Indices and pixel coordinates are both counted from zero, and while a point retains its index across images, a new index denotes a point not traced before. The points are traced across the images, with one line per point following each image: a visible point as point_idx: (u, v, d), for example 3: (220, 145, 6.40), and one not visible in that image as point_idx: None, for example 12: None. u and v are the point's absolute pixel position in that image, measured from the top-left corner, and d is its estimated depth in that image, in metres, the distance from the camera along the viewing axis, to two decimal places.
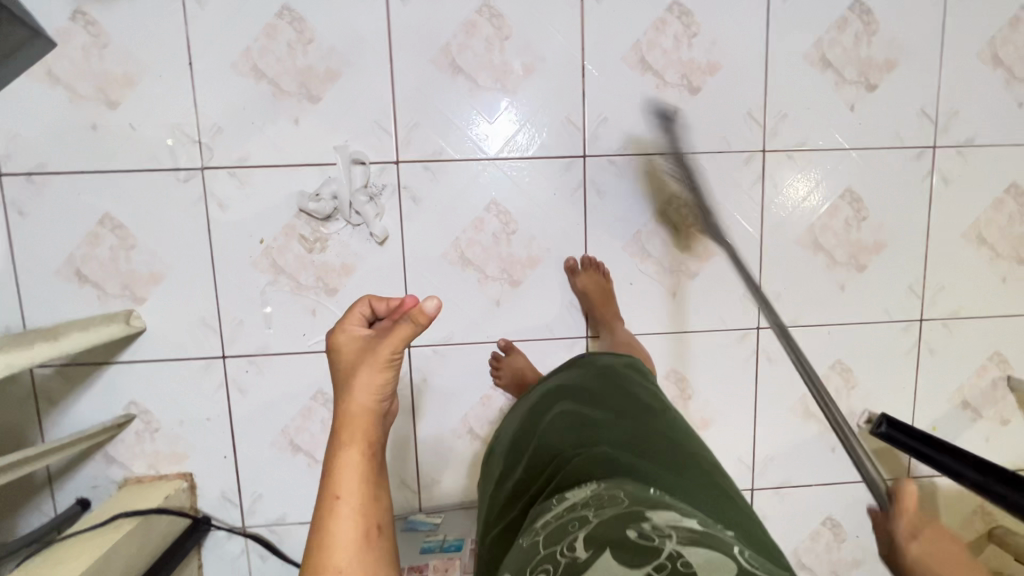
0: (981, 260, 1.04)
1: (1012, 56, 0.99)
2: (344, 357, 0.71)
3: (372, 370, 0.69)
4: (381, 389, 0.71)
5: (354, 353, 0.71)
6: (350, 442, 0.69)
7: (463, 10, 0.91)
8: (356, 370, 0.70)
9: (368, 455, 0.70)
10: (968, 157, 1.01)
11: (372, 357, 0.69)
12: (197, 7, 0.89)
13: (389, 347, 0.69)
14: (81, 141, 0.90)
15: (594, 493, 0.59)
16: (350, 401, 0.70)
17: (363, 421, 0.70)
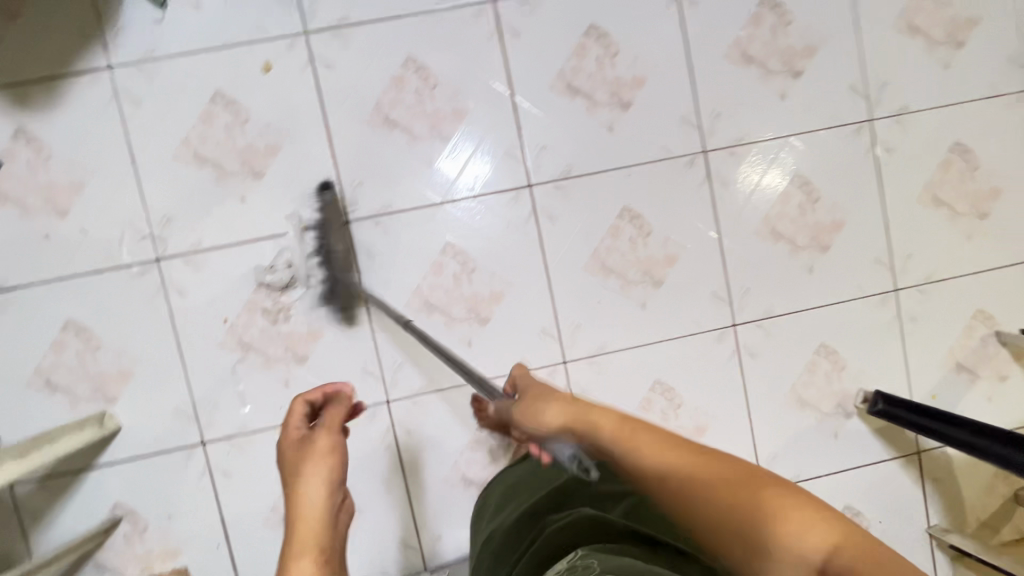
0: (942, 221, 1.04)
1: (927, 22, 1.01)
2: (286, 459, 0.71)
3: (316, 457, 0.69)
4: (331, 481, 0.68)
5: (297, 452, 0.70)
6: (304, 545, 0.60)
7: (389, 68, 0.94)
8: (295, 465, 0.69)
9: (323, 557, 0.59)
10: (906, 124, 1.02)
11: (313, 447, 0.70)
12: (133, 107, 0.91)
13: (325, 434, 0.72)
14: (36, 253, 0.92)
15: (570, 565, 0.64)
16: (296, 501, 0.66)
17: (316, 518, 0.63)
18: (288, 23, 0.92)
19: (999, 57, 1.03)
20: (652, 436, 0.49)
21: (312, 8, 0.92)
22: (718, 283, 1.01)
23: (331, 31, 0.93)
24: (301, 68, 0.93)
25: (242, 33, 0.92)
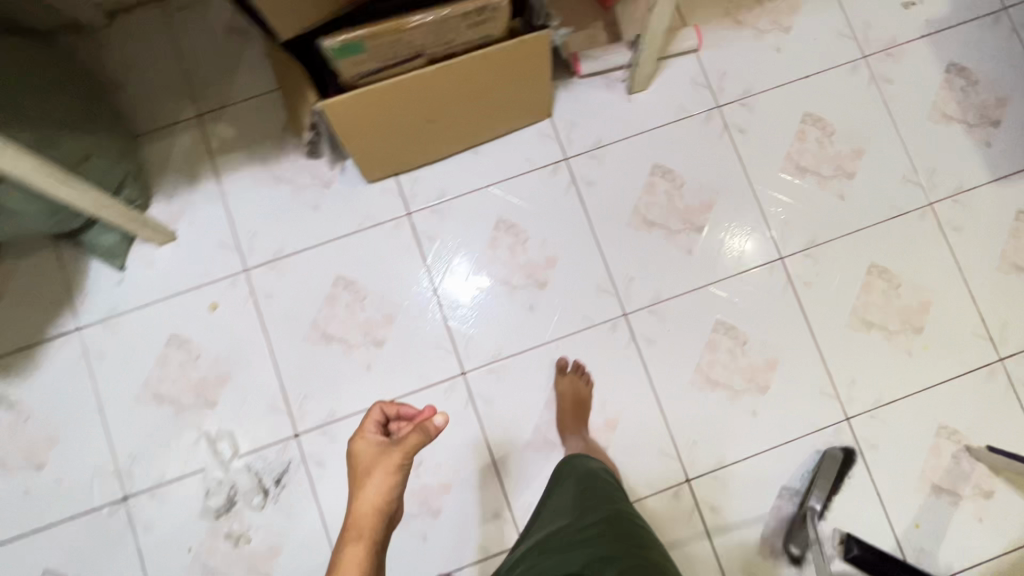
0: (877, 342, 1.04)
1: (813, 161, 1.08)
2: (358, 455, 0.69)
3: (384, 460, 0.66)
4: (393, 490, 0.66)
5: (371, 452, 0.68)
6: (353, 542, 0.61)
7: (320, 289, 1.04)
8: (364, 463, 0.67)
9: (373, 551, 0.61)
10: (817, 257, 1.06)
11: (383, 452, 0.67)
12: (99, 361, 1.02)
13: (401, 445, 0.68)
14: (18, 507, 0.99)
15: None
16: (358, 499, 0.65)
17: (374, 518, 0.63)
18: (230, 264, 1.04)
19: (893, 179, 1.08)
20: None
21: (249, 248, 1.04)
22: (663, 438, 1.02)
23: (267, 265, 1.04)
24: (243, 300, 1.03)
25: (190, 280, 1.04)
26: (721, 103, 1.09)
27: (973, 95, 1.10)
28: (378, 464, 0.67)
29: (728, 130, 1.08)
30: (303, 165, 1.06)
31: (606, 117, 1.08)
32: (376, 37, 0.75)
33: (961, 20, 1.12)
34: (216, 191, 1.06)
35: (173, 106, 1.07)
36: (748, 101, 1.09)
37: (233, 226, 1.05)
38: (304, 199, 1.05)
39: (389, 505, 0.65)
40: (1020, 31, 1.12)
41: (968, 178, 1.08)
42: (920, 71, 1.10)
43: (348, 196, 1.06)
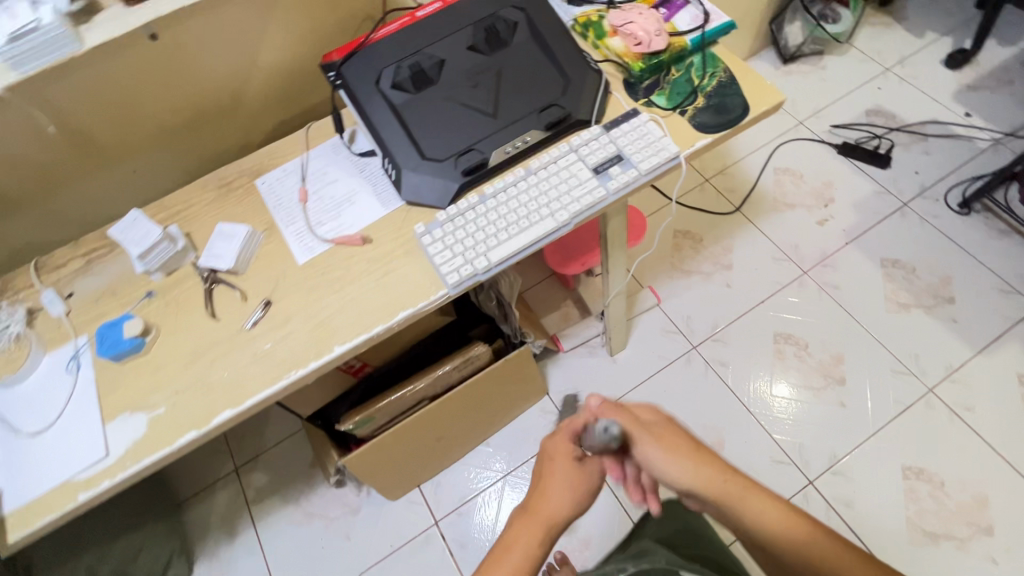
0: (950, 555, 0.96)
1: (800, 375, 1.14)
2: (558, 471, 0.61)
3: (587, 480, 0.61)
4: (576, 506, 0.60)
5: (576, 475, 0.60)
6: (520, 529, 0.58)
7: None
8: (565, 485, 0.60)
9: (542, 543, 0.58)
10: (844, 471, 1.05)
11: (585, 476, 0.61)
12: None
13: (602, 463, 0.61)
14: None
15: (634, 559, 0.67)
16: (542, 493, 0.60)
17: (554, 520, 0.59)
18: None
19: (883, 374, 1.12)
20: (704, 458, 0.57)
21: None
22: None
23: None
24: None
25: None
26: (695, 343, 1.19)
27: (917, 280, 1.21)
28: (569, 472, 0.61)
29: (711, 366, 1.17)
30: (332, 495, 1.13)
31: (597, 383, 1.18)
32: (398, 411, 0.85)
33: (874, 223, 1.29)
34: (254, 541, 1.10)
35: (213, 464, 1.18)
36: (718, 335, 1.20)
37: None
38: (337, 531, 1.09)
39: (562, 514, 0.59)
40: (927, 217, 1.28)
41: (953, 356, 1.12)
42: (859, 272, 1.24)
43: (378, 518, 1.10)
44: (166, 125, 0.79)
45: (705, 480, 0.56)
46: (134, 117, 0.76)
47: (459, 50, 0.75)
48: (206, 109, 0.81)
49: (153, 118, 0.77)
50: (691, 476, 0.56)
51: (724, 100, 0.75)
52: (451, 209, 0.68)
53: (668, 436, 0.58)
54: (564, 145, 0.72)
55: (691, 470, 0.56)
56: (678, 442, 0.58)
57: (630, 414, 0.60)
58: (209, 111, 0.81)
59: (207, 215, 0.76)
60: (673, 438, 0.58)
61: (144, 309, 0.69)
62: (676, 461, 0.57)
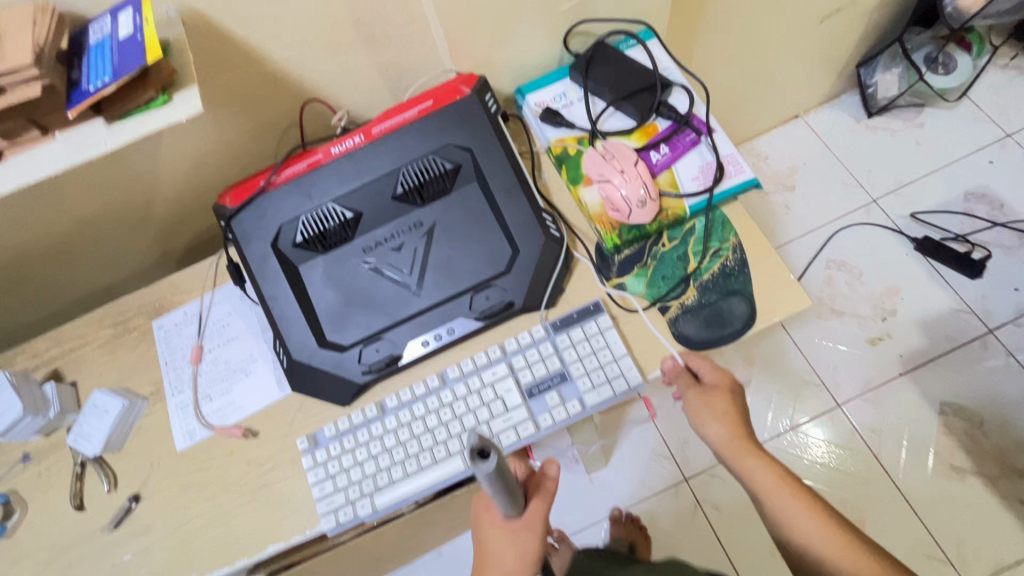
0: None
1: None
2: (487, 544, 0.47)
3: (521, 550, 0.46)
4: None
5: (506, 547, 0.46)
6: None
7: None
8: (497, 559, 0.46)
9: None
10: None
11: (516, 539, 0.46)
12: None
13: (532, 524, 0.46)
14: None
15: None
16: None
17: None
18: None
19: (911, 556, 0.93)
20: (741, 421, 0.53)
21: None
22: None
23: None
24: None
25: None
26: (688, 475, 1.03)
27: (982, 437, 0.98)
28: (490, 532, 0.47)
29: (701, 506, 1.01)
30: None
31: (569, 502, 1.06)
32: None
33: (943, 350, 1.04)
34: None
35: None
36: (717, 469, 1.03)
37: None
38: None
39: None
40: (1015, 354, 1.02)
41: (1008, 550, 0.91)
42: (911, 415, 1.01)
43: None
44: (33, 250, 0.66)
45: (735, 436, 0.52)
46: None
47: (380, 201, 0.59)
48: (75, 229, 0.66)
49: (16, 249, 0.65)
50: (722, 431, 0.52)
51: (723, 301, 0.55)
52: (342, 423, 0.56)
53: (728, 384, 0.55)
54: (496, 347, 0.56)
55: (727, 427, 0.52)
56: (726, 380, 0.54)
57: (704, 364, 0.54)
58: (88, 231, 0.67)
59: (95, 362, 0.66)
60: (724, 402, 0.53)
61: (16, 478, 0.62)
62: (708, 415, 0.53)
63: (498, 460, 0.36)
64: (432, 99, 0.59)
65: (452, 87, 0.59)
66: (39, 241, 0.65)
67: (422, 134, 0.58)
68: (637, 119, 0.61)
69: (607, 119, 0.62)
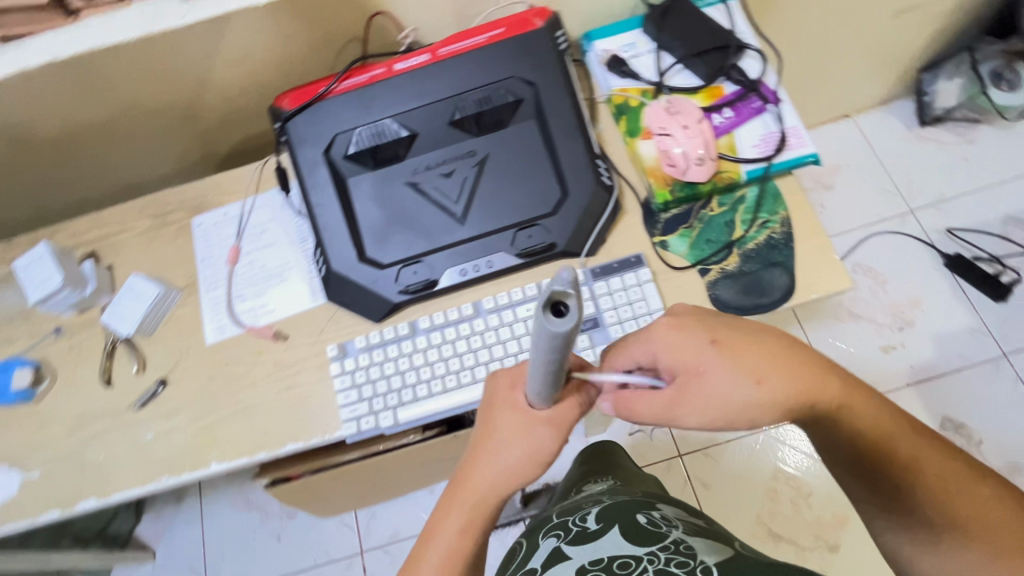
0: None
1: (788, 528, 0.99)
2: (496, 431, 0.42)
3: (529, 446, 0.41)
4: (516, 476, 0.42)
5: (516, 440, 0.41)
6: (449, 504, 0.44)
7: None
8: (505, 446, 0.42)
9: (477, 530, 0.43)
10: None
11: (533, 432, 0.41)
12: None
13: (558, 422, 0.40)
14: None
15: (623, 506, 0.57)
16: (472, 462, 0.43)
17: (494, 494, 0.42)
18: None
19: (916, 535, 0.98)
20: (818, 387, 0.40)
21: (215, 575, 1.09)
22: None
23: None
24: None
25: None
26: (682, 451, 1.06)
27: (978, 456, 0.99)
28: (501, 420, 0.42)
29: (691, 483, 1.04)
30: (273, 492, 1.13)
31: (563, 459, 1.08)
32: (308, 487, 0.78)
33: (954, 368, 1.04)
34: (196, 512, 1.13)
35: None
36: (712, 450, 1.05)
37: (205, 553, 1.11)
38: (270, 528, 1.11)
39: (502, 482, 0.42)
40: None
41: None
42: None
43: (310, 531, 1.10)
44: (82, 129, 0.66)
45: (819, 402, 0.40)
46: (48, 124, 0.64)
47: (436, 125, 0.58)
48: (126, 114, 0.66)
49: (68, 126, 0.65)
50: (756, 400, 0.39)
51: (764, 271, 0.56)
52: (373, 335, 0.57)
53: (698, 318, 0.41)
54: (533, 285, 0.57)
55: (764, 390, 0.39)
56: (691, 338, 0.40)
57: (658, 348, 0.40)
58: (138, 118, 0.67)
59: (133, 249, 0.67)
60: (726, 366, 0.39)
61: (48, 348, 0.64)
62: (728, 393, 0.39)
63: (571, 327, 0.28)
64: (504, 27, 0.58)
65: (525, 18, 0.58)
66: (91, 121, 0.65)
67: (488, 61, 0.58)
68: (705, 79, 0.60)
69: (674, 74, 0.61)
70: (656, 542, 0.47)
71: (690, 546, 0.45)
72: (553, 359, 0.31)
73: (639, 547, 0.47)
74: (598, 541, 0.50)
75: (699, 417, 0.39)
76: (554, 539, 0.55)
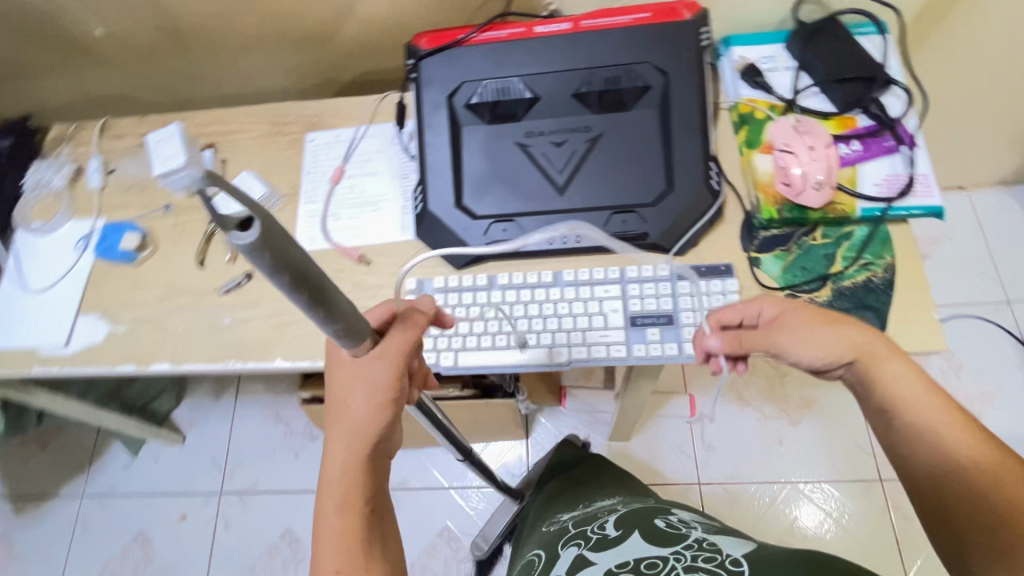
0: None
1: None
2: (339, 389, 0.42)
3: (368, 388, 0.41)
4: (373, 418, 0.42)
5: (357, 385, 0.42)
6: (325, 481, 0.42)
7: (268, 535, 1.10)
8: (349, 401, 0.42)
9: (357, 495, 0.42)
10: None
11: (366, 372, 0.41)
12: (81, 531, 1.14)
13: (387, 355, 0.41)
14: None
15: (640, 510, 0.59)
16: (333, 428, 0.43)
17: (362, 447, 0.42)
18: (209, 482, 1.16)
19: None
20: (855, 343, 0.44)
21: (232, 473, 1.16)
22: None
23: (237, 494, 1.14)
24: (207, 522, 1.12)
25: (178, 485, 1.16)
26: (701, 479, 1.04)
27: None
28: (343, 377, 0.42)
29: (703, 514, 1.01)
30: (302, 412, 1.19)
31: None
32: None
33: None
34: (230, 411, 1.20)
35: None
36: (733, 487, 1.02)
37: (228, 450, 1.18)
38: (291, 444, 1.16)
39: (363, 431, 0.42)
40: None
41: None
42: None
43: None
44: (233, 30, 0.71)
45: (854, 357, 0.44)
46: (206, 18, 0.69)
47: (559, 94, 0.59)
48: (274, 24, 0.70)
49: (222, 24, 0.70)
50: (842, 338, 0.45)
51: (855, 312, 0.54)
52: (451, 279, 0.59)
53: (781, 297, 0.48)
54: (616, 268, 0.57)
55: (845, 331, 0.45)
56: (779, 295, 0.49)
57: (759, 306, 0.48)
58: (282, 31, 0.72)
59: (249, 149, 0.72)
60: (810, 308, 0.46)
61: (156, 220, 0.69)
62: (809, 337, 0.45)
63: (265, 227, 0.27)
64: (650, 12, 0.58)
65: (673, 8, 0.58)
66: (242, 23, 0.70)
67: (627, 42, 0.58)
68: (839, 107, 0.58)
69: (809, 96, 0.60)
70: (681, 541, 0.49)
71: (714, 543, 0.47)
72: (291, 285, 0.30)
73: (665, 546, 0.48)
74: (621, 543, 0.52)
75: (793, 341, 0.45)
76: (575, 548, 0.55)
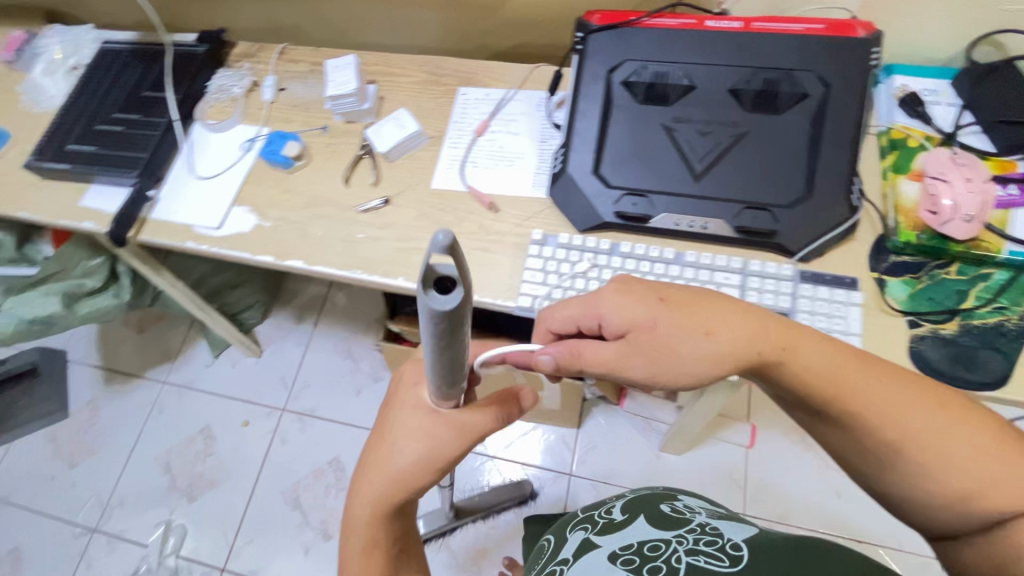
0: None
1: None
2: (397, 432, 0.44)
3: (428, 450, 0.43)
4: (419, 472, 0.44)
5: (418, 440, 0.43)
6: (355, 501, 0.46)
7: (318, 459, 1.17)
8: (399, 448, 0.43)
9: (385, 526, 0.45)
10: None
11: (436, 432, 0.43)
12: (158, 413, 1.25)
13: (462, 428, 0.43)
14: (38, 487, 1.21)
15: (643, 496, 0.59)
16: (377, 462, 0.45)
17: (400, 492, 0.44)
18: (275, 398, 1.24)
19: None
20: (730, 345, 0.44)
21: (297, 394, 1.23)
22: None
23: (298, 415, 1.21)
24: (266, 432, 1.20)
25: (248, 393, 1.25)
26: (747, 512, 1.01)
27: None
28: (403, 426, 0.44)
29: None
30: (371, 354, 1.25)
31: (627, 457, 1.08)
32: None
33: None
34: (307, 338, 1.29)
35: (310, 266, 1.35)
36: (779, 527, 0.99)
37: (298, 372, 1.26)
38: (355, 381, 1.23)
39: (405, 481, 0.44)
40: None
41: None
42: None
43: None
44: None
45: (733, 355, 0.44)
46: None
47: (717, 87, 0.62)
48: None
49: None
50: (712, 347, 0.44)
51: (983, 351, 0.52)
52: (575, 239, 0.62)
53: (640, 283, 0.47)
54: (739, 260, 0.59)
55: (715, 339, 0.44)
56: (635, 291, 0.47)
57: (603, 311, 0.46)
58: None
59: (405, 92, 0.78)
60: (669, 313, 0.45)
61: (313, 138, 0.77)
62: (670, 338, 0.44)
63: (461, 299, 0.27)
64: (825, 24, 0.60)
65: (850, 24, 0.60)
66: None
67: (796, 48, 0.60)
68: (1001, 149, 0.58)
69: (969, 134, 0.59)
70: (684, 526, 0.49)
71: (717, 528, 0.47)
72: (439, 346, 0.31)
73: (667, 530, 0.49)
74: (627, 529, 0.52)
75: (647, 357, 0.45)
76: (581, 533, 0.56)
